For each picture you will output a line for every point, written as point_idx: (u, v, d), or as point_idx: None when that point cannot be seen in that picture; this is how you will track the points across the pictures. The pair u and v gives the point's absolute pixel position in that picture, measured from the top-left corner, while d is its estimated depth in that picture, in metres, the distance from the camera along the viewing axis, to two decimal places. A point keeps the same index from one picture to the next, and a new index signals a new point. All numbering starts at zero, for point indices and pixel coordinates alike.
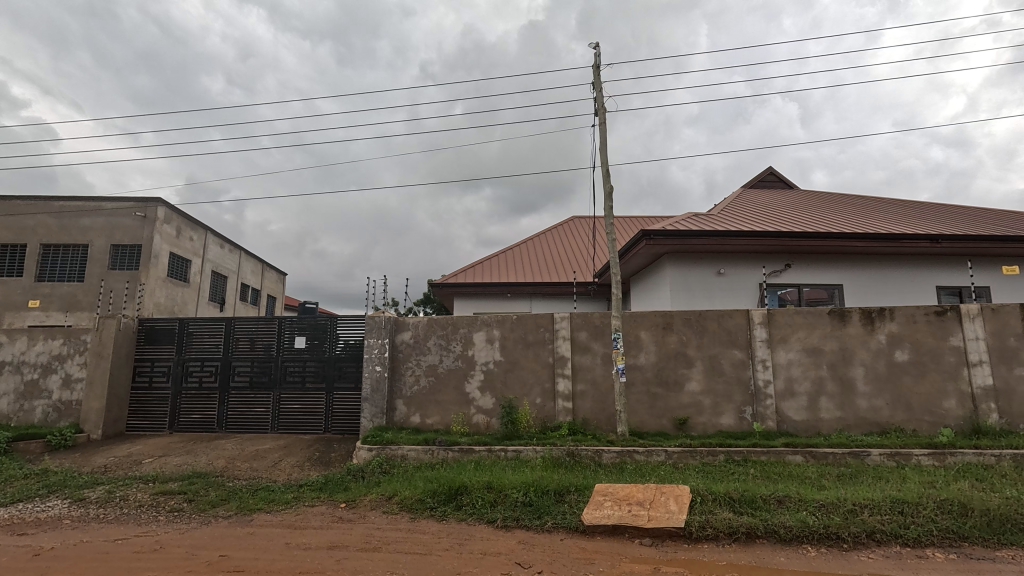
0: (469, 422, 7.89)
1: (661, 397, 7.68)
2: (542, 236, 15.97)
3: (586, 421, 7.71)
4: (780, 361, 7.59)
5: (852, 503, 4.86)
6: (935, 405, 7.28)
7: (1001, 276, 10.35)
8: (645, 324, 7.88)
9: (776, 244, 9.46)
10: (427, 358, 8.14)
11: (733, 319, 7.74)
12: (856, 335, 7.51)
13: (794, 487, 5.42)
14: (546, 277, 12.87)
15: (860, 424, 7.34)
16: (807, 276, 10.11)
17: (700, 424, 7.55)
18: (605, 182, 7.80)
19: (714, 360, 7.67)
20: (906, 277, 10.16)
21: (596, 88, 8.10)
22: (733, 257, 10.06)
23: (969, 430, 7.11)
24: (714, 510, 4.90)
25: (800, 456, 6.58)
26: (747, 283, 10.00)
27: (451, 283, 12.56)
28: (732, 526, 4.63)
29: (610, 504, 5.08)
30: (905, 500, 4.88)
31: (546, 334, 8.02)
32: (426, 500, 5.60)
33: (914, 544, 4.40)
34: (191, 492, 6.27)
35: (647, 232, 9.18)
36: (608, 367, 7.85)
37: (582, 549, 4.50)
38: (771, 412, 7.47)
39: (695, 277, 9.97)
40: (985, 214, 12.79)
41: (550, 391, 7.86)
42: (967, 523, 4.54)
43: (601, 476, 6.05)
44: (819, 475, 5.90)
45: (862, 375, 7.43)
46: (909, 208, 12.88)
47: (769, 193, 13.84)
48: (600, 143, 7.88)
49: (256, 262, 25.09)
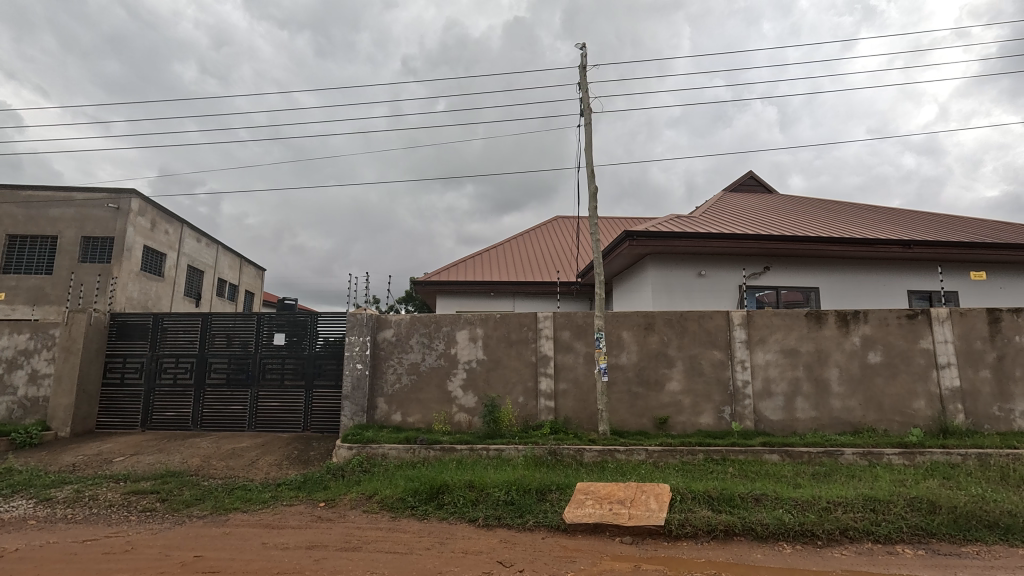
0: (451, 420, 7.86)
1: (641, 396, 7.75)
2: (525, 235, 15.92)
3: (568, 420, 7.74)
4: (758, 361, 7.73)
5: (826, 501, 4.98)
6: (905, 405, 7.50)
7: (968, 282, 10.71)
8: (626, 324, 7.95)
9: (755, 247, 9.63)
10: (409, 356, 8.08)
11: (713, 320, 7.86)
12: (831, 336, 7.69)
13: (770, 485, 5.53)
14: (528, 276, 12.91)
15: (833, 423, 7.52)
16: (784, 278, 10.30)
17: (680, 423, 7.65)
18: (590, 182, 7.83)
19: (694, 360, 7.78)
20: (879, 281, 10.45)
21: (582, 88, 8.11)
22: (714, 259, 10.20)
23: (937, 430, 7.33)
24: (693, 508, 4.97)
25: (777, 455, 6.71)
26: (726, 285, 10.17)
27: (434, 281, 12.51)
28: (710, 523, 4.70)
29: (592, 503, 5.11)
30: (876, 498, 5.01)
31: (528, 333, 8.01)
32: (407, 499, 5.55)
33: (884, 540, 4.52)
34: (164, 491, 6.11)
35: (630, 232, 9.24)
36: (590, 367, 7.90)
37: (564, 547, 4.52)
38: (749, 411, 7.61)
39: (676, 278, 10.09)
40: (955, 221, 13.19)
41: (532, 390, 7.87)
42: (936, 520, 4.69)
43: (582, 475, 6.08)
44: (794, 473, 6.04)
45: (837, 376, 7.62)
46: (883, 214, 13.22)
47: (748, 197, 14.08)
48: (586, 144, 7.91)
49: (234, 257, 24.63)
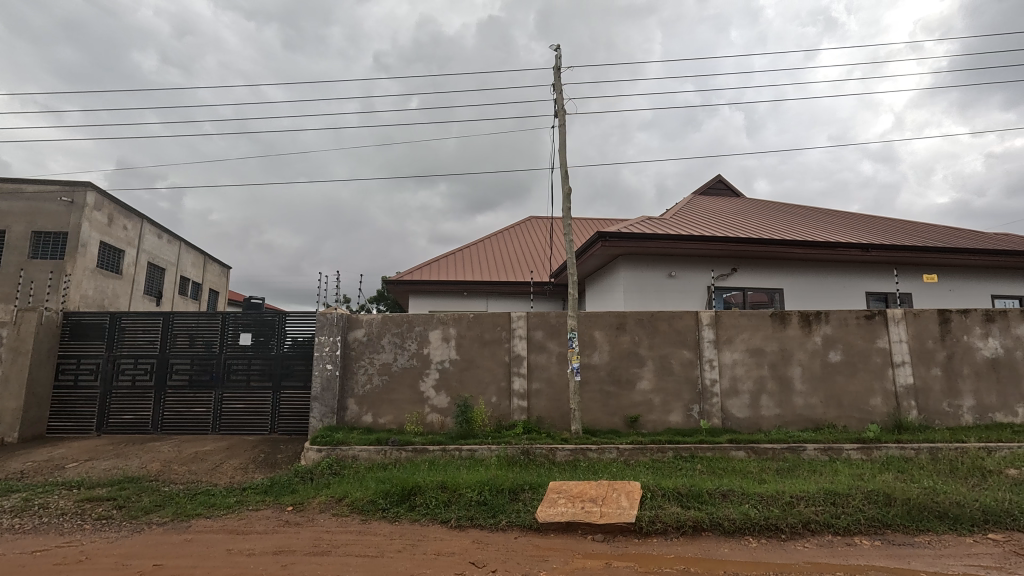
0: (423, 421, 7.79)
1: (613, 395, 7.85)
2: (498, 235, 15.91)
3: (541, 419, 7.77)
4: (725, 361, 7.92)
5: (790, 496, 5.15)
6: (863, 402, 7.81)
7: (921, 284, 11.21)
8: (599, 324, 8.03)
9: (723, 249, 9.86)
10: (381, 356, 7.97)
11: (682, 320, 8.02)
12: (795, 336, 7.94)
13: (736, 481, 5.67)
14: (502, 276, 12.92)
15: (797, 420, 7.77)
16: (751, 280, 10.59)
17: (650, 422, 7.77)
18: (564, 182, 7.87)
19: (664, 360, 7.91)
20: (839, 283, 10.84)
21: (556, 89, 8.15)
22: (684, 260, 10.41)
23: (892, 425, 7.67)
24: (663, 504, 5.06)
25: (743, 452, 6.90)
26: (696, 286, 10.39)
27: (406, 281, 12.37)
28: (679, 520, 4.79)
29: (564, 502, 5.14)
30: (837, 492, 5.20)
31: (501, 333, 8.01)
32: (378, 501, 5.47)
33: (843, 532, 4.70)
34: (121, 498, 5.85)
35: (602, 233, 9.35)
36: (563, 366, 7.94)
37: (536, 546, 4.53)
38: (717, 409, 7.79)
39: (647, 279, 10.25)
40: (909, 226, 13.79)
41: (505, 390, 7.87)
42: (891, 511, 4.90)
43: (554, 474, 6.09)
44: (760, 469, 6.21)
45: (800, 375, 7.87)
46: (843, 218, 13.73)
47: (717, 200, 14.44)
48: (560, 145, 7.95)
49: (197, 255, 23.82)
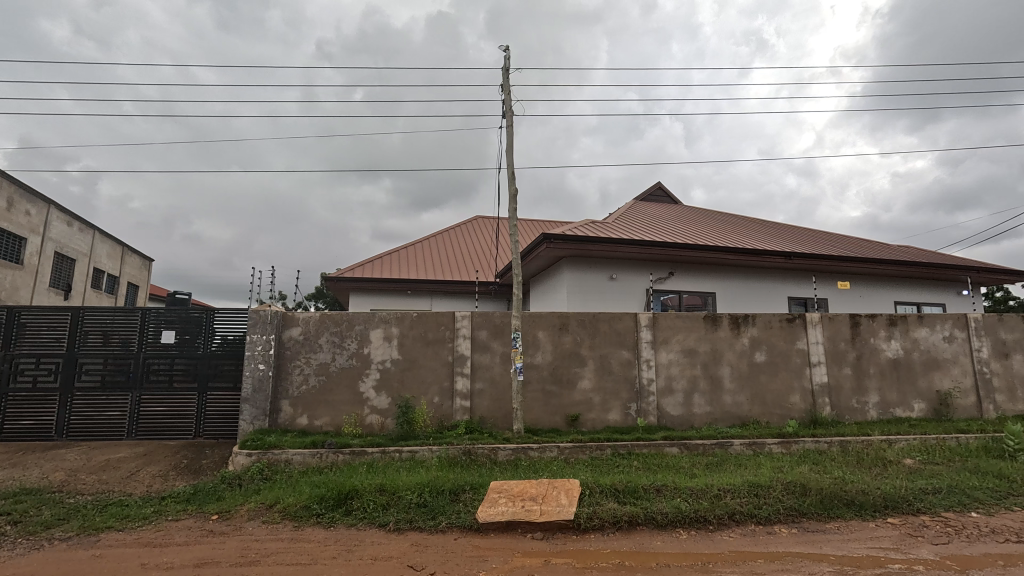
0: (362, 422, 7.57)
1: (555, 395, 7.97)
2: (444, 234, 15.75)
3: (483, 419, 7.76)
4: (661, 360, 8.25)
5: (717, 489, 5.43)
6: (784, 400, 8.37)
7: (836, 290, 12.17)
8: (542, 325, 8.13)
9: (661, 253, 10.26)
10: (318, 356, 7.67)
11: (622, 321, 8.27)
12: (725, 337, 8.40)
13: (669, 476, 5.92)
14: (446, 275, 12.79)
15: (725, 417, 8.22)
16: (686, 284, 11.09)
17: (590, 420, 7.96)
18: (510, 183, 7.91)
19: (604, 360, 8.13)
20: (765, 288, 11.57)
21: (505, 90, 8.18)
22: (624, 263, 10.74)
23: (809, 420, 8.28)
24: (601, 501, 5.19)
25: (676, 448, 7.21)
26: (635, 288, 10.75)
27: (347, 278, 11.99)
28: (616, 515, 4.94)
29: (504, 501, 5.16)
30: (760, 484, 5.54)
31: (445, 333, 7.93)
32: (312, 506, 5.25)
33: (764, 522, 5.02)
34: (16, 512, 5.27)
35: (547, 235, 9.48)
36: (506, 366, 7.98)
37: (476, 547, 4.52)
38: (653, 408, 8.10)
39: (590, 281, 10.48)
40: (826, 236, 14.95)
41: (448, 390, 7.80)
42: (807, 500, 5.28)
43: (495, 474, 6.10)
44: (691, 464, 6.51)
45: (729, 374, 8.33)
46: (769, 227, 14.67)
47: (656, 206, 15.01)
48: (507, 146, 7.98)
49: (114, 245, 21.97)
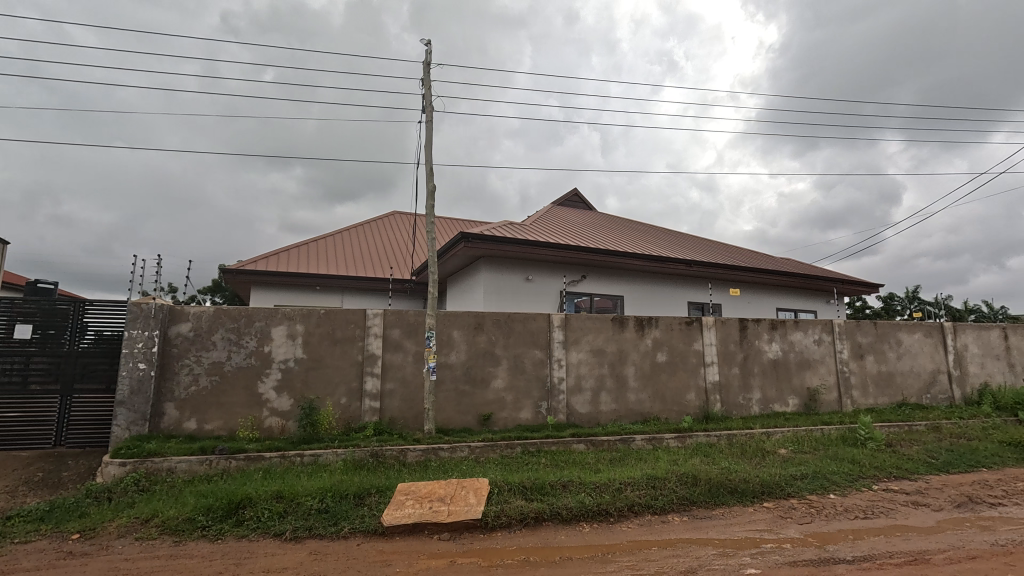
0: (260, 425, 7.07)
1: (467, 394, 7.96)
2: (358, 228, 15.16)
3: (393, 420, 7.56)
4: (572, 360, 8.53)
5: (619, 482, 5.71)
6: (681, 397, 9.00)
7: (728, 297, 13.31)
8: (457, 324, 8.08)
9: (575, 256, 10.62)
10: (211, 354, 7.04)
11: (536, 322, 8.44)
12: (630, 338, 8.86)
13: (575, 472, 6.13)
14: (359, 272, 12.31)
15: (629, 414, 8.67)
16: (597, 287, 11.57)
17: (502, 419, 8.04)
18: (428, 180, 7.78)
19: (517, 359, 8.25)
20: (668, 293, 12.38)
21: (425, 84, 8.03)
22: (540, 265, 10.98)
23: (701, 416, 8.97)
24: (508, 499, 5.26)
25: (583, 444, 7.48)
26: (549, 290, 11.03)
27: (249, 271, 11.15)
28: (523, 512, 5.02)
29: (411, 503, 5.06)
30: (657, 476, 5.90)
31: (355, 331, 7.62)
32: (198, 518, 4.81)
33: (660, 511, 5.35)
34: None
35: (465, 234, 9.43)
36: (419, 366, 7.83)
37: (380, 551, 4.38)
38: (563, 406, 8.35)
39: (506, 281, 10.59)
40: (722, 247, 16.31)
41: (356, 391, 7.50)
42: (697, 490, 5.71)
43: (404, 476, 5.97)
44: (596, 459, 6.79)
45: (633, 373, 8.81)
46: (673, 237, 15.73)
47: (572, 211, 15.52)
48: (426, 142, 7.84)
49: None
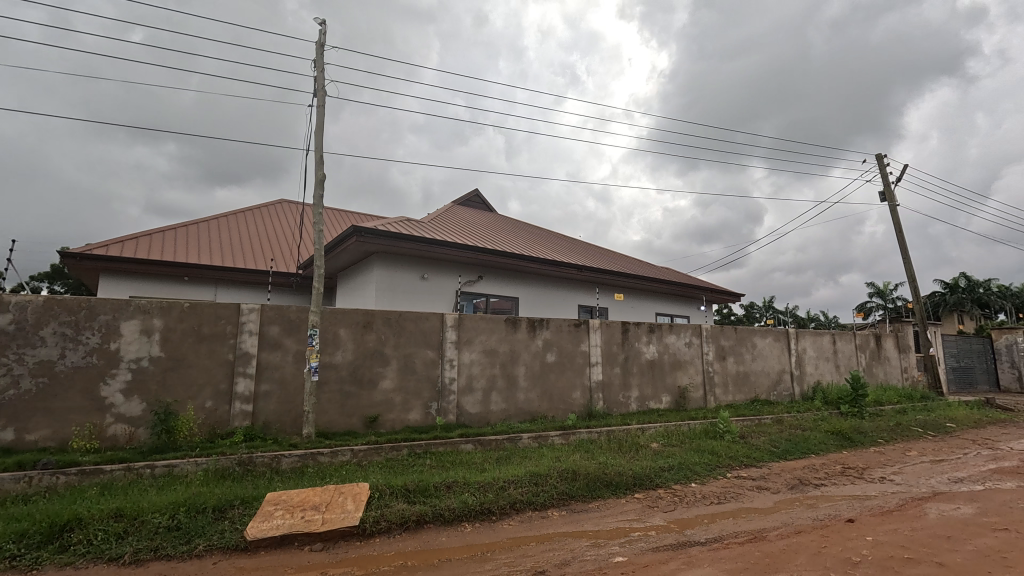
0: (102, 434, 6.15)
1: (353, 396, 7.60)
2: (237, 215, 13.86)
3: (267, 425, 6.99)
4: (464, 360, 8.51)
5: (502, 480, 5.79)
6: (567, 396, 9.39)
7: (614, 301, 14.17)
8: (344, 322, 7.68)
9: (472, 257, 10.64)
10: (38, 352, 5.99)
11: (428, 321, 8.30)
12: (522, 339, 9.06)
13: (461, 472, 6.11)
14: (236, 263, 11.25)
15: (517, 413, 8.85)
16: (493, 288, 11.70)
17: (389, 421, 7.79)
18: (317, 168, 7.32)
19: (407, 359, 8.04)
20: (560, 296, 12.88)
21: (317, 66, 7.55)
22: (436, 264, 10.84)
23: (585, 414, 9.43)
24: (390, 503, 5.10)
25: (471, 444, 7.49)
26: (445, 289, 10.93)
27: (97, 257, 9.68)
28: (404, 516, 4.89)
29: (281, 513, 4.70)
30: (539, 473, 6.08)
31: (226, 327, 6.93)
32: (7, 547, 4.04)
33: (540, 507, 5.52)
34: None
35: (357, 227, 9.02)
36: (299, 366, 7.32)
37: (240, 569, 4.00)
38: (453, 406, 8.29)
39: (400, 279, 10.31)
40: (611, 254, 17.34)
41: (225, 393, 6.83)
42: (576, 484, 5.97)
43: (276, 484, 5.53)
44: (482, 459, 6.83)
45: (523, 373, 9.01)
46: (567, 242, 16.42)
47: (471, 212, 15.54)
48: (316, 128, 7.37)
49: None
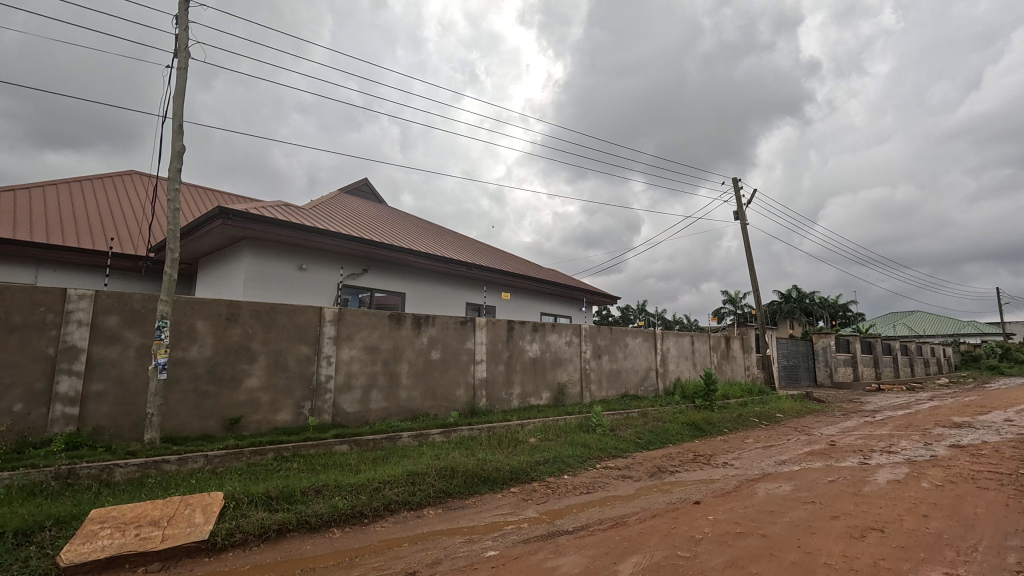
0: None
1: (211, 396, 6.83)
2: (71, 184, 11.79)
3: (99, 430, 6.02)
4: (342, 357, 8.08)
5: (377, 481, 5.58)
6: (450, 393, 9.35)
7: (501, 300, 14.43)
8: (202, 313, 6.88)
9: (356, 249, 10.15)
10: None
11: (303, 315, 7.74)
12: (406, 335, 8.83)
13: (333, 475, 5.78)
14: (67, 240, 9.56)
15: (398, 411, 8.62)
16: (379, 282, 11.27)
17: (253, 422, 7.13)
18: (175, 139, 6.47)
19: (277, 356, 7.43)
20: (448, 293, 12.80)
21: (180, 24, 6.67)
22: (316, 254, 10.17)
23: (468, 411, 9.47)
24: (248, 512, 4.66)
25: (346, 445, 7.12)
26: (325, 282, 10.30)
27: None
28: (263, 525, 4.50)
29: (109, 532, 4.06)
30: (417, 472, 5.96)
31: (45, 317, 5.84)
32: None
33: (416, 507, 5.41)
34: None
35: (224, 209, 8.14)
36: (143, 362, 6.41)
37: None
38: (328, 405, 7.83)
39: (274, 269, 9.51)
40: (501, 253, 17.65)
41: (41, 394, 5.75)
42: (453, 481, 5.96)
43: (105, 499, 4.78)
44: (358, 460, 6.53)
45: (406, 370, 8.79)
46: (458, 239, 16.39)
47: (359, 202, 14.83)
48: (176, 93, 6.51)
49: None
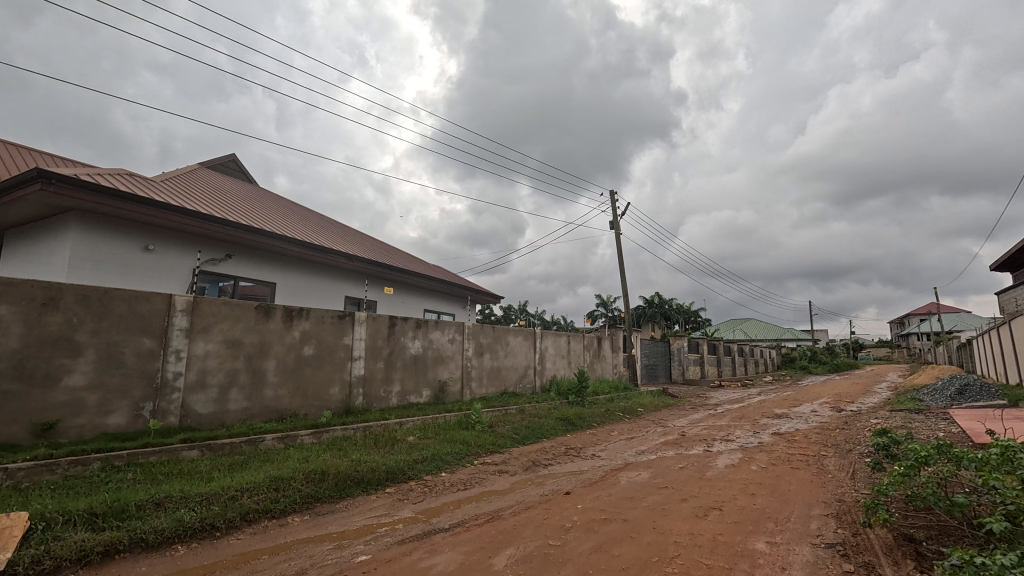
0: None
1: (15, 397, 5.62)
2: None
3: None
4: (196, 352, 7.17)
5: (234, 489, 5.04)
6: (323, 392, 8.78)
7: (383, 295, 13.93)
8: (7, 296, 5.65)
9: (218, 231, 9.10)
10: None
11: (148, 303, 6.73)
12: (274, 329, 8.11)
13: (179, 485, 5.10)
14: None
15: (262, 412, 7.88)
16: (244, 270, 10.22)
17: (75, 428, 6.01)
18: None
19: (111, 350, 6.36)
20: (324, 285, 12.03)
21: None
22: (168, 234, 8.92)
23: (342, 410, 8.97)
24: (61, 534, 3.91)
25: (196, 451, 6.33)
26: (178, 266, 9.08)
27: None
28: (83, 548, 3.81)
29: None
30: (281, 477, 5.49)
31: None
32: None
33: (278, 515, 4.98)
34: None
35: (43, 172, 6.77)
36: None
37: None
38: (175, 406, 6.89)
39: (111, 248, 8.15)
40: (384, 246, 17.04)
41: None
42: (323, 485, 5.59)
43: None
44: (210, 467, 5.83)
45: (273, 367, 8.07)
46: (339, 229, 15.50)
47: (223, 179, 13.32)
48: None
49: None
